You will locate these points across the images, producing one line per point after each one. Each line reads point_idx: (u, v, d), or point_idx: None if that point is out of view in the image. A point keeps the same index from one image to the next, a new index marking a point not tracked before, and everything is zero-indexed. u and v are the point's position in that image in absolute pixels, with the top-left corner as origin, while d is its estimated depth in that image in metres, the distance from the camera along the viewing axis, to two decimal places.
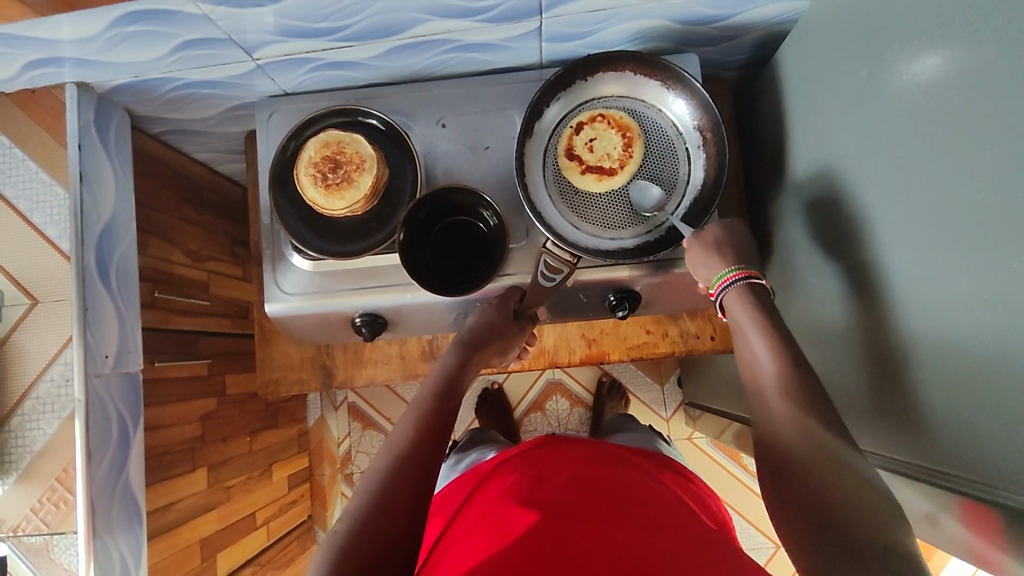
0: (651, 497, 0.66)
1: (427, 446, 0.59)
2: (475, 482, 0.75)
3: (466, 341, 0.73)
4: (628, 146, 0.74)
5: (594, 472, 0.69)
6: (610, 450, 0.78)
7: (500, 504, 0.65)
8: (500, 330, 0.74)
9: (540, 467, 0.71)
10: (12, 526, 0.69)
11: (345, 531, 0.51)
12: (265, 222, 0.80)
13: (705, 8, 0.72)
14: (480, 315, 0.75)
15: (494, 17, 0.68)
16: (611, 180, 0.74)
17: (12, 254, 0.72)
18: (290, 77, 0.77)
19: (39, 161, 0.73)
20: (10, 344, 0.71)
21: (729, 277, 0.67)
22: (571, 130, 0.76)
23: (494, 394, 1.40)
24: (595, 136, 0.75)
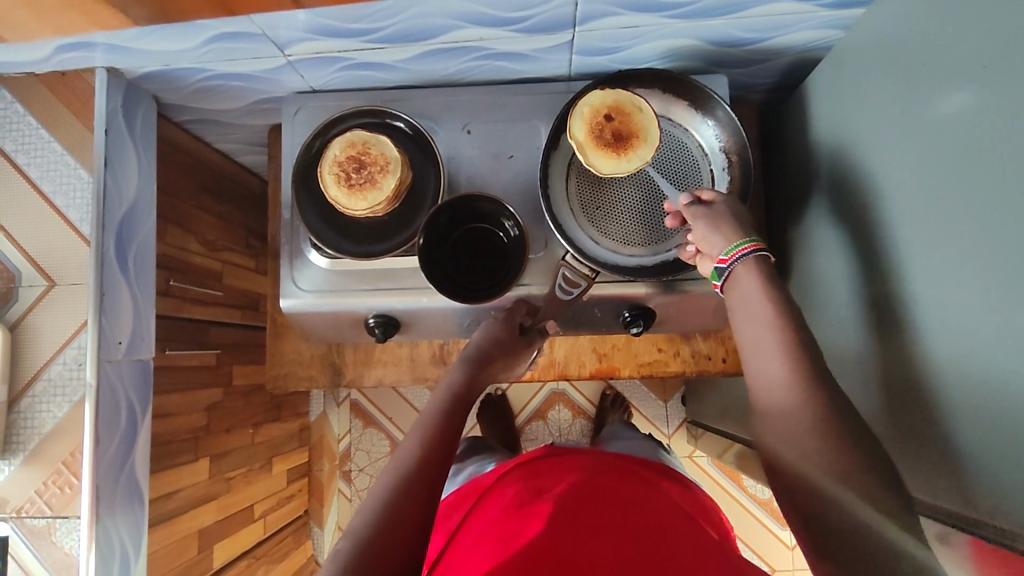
0: (653, 506, 0.66)
1: (431, 458, 0.59)
2: (478, 494, 0.75)
3: (473, 357, 0.72)
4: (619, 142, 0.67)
5: (595, 480, 0.69)
6: (611, 459, 0.77)
7: (502, 516, 0.65)
8: (507, 345, 0.74)
9: (540, 477, 0.71)
10: (16, 507, 0.68)
11: (350, 556, 0.50)
12: (286, 218, 0.80)
13: (736, 30, 0.73)
14: (486, 331, 0.74)
15: (526, 28, 0.69)
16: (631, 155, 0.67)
17: (31, 232, 0.71)
18: (319, 74, 0.78)
19: (64, 143, 0.73)
20: (25, 325, 0.70)
21: (742, 249, 0.61)
22: (592, 126, 0.68)
23: (497, 400, 1.40)
24: (605, 133, 0.67)
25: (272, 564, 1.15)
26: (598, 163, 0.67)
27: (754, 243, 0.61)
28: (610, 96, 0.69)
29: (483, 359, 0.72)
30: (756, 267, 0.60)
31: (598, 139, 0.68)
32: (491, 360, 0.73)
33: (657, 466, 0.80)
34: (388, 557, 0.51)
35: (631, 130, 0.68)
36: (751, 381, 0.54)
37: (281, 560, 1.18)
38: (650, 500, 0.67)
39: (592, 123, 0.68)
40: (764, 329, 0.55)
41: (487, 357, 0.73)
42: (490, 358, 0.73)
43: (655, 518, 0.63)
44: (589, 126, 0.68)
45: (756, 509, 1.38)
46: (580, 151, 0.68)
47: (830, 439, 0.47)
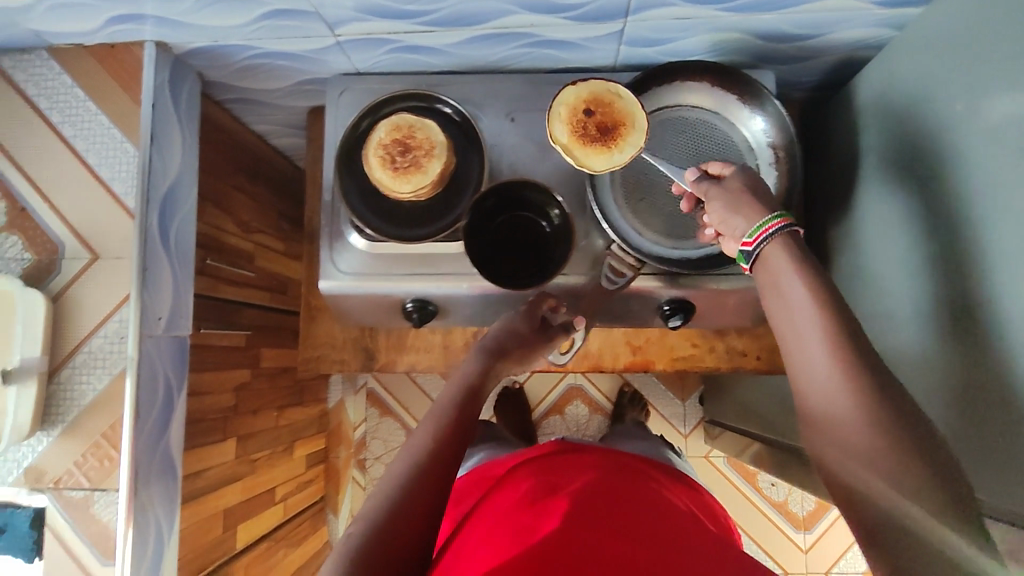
0: (666, 513, 0.65)
1: (447, 450, 0.58)
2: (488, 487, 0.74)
3: (493, 345, 0.70)
4: (607, 134, 0.67)
5: (609, 484, 0.68)
6: (624, 462, 0.77)
7: (516, 509, 0.64)
8: (524, 337, 0.73)
9: (554, 476, 0.70)
10: (54, 478, 0.68)
11: (358, 543, 0.50)
12: (326, 199, 0.80)
13: (786, 25, 0.72)
14: (505, 322, 0.72)
15: (577, 16, 0.69)
16: (621, 146, 0.67)
17: (76, 204, 0.71)
18: (365, 56, 0.77)
19: (111, 116, 0.73)
20: (67, 296, 0.69)
21: (771, 225, 0.54)
22: (572, 122, 0.67)
23: (515, 393, 1.40)
24: (588, 128, 0.67)
25: (291, 548, 1.14)
26: (591, 160, 0.66)
27: (781, 218, 0.54)
28: (586, 89, 0.68)
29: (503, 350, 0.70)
30: (786, 245, 0.53)
31: (582, 136, 0.67)
32: (510, 349, 0.71)
33: (667, 472, 0.80)
34: (399, 542, 0.51)
35: (615, 120, 0.67)
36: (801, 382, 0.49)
37: (299, 544, 1.18)
38: (663, 507, 0.66)
39: (571, 120, 0.67)
40: (812, 322, 0.49)
41: (508, 346, 0.71)
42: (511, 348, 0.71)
43: (669, 526, 0.62)
44: (569, 123, 0.67)
45: (772, 512, 1.37)
46: (567, 152, 0.67)
47: (876, 441, 0.44)
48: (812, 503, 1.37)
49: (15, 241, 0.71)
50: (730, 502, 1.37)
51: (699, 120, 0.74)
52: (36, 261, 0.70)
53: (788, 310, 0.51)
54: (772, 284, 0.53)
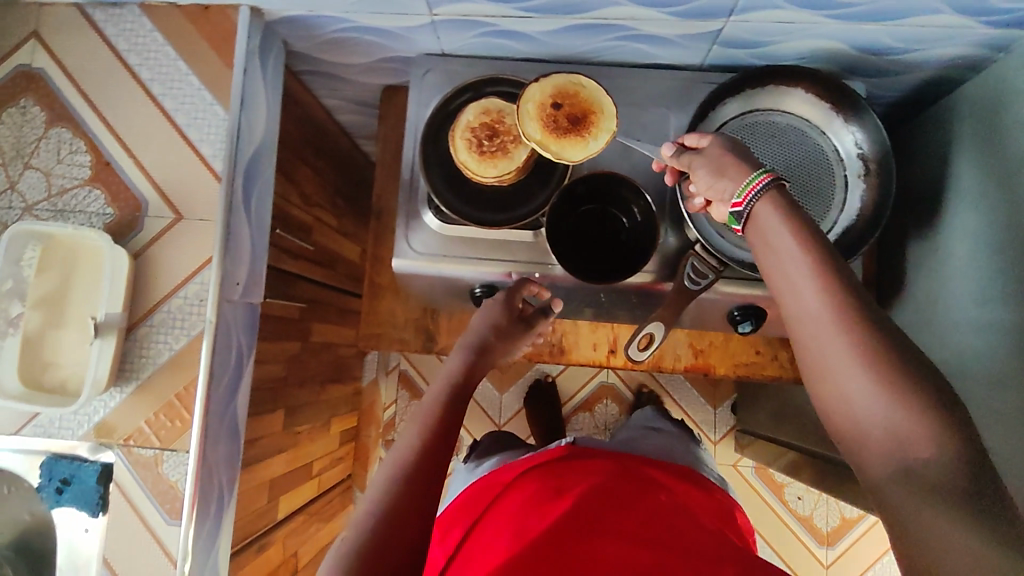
0: (677, 517, 0.63)
1: (441, 452, 0.55)
2: (493, 487, 0.72)
3: (474, 346, 0.68)
4: (578, 122, 0.67)
5: (615, 486, 0.66)
6: (638, 464, 0.74)
7: (523, 519, 0.62)
8: (508, 330, 0.71)
9: (558, 477, 0.69)
10: (125, 435, 0.68)
11: (352, 553, 0.47)
12: (405, 178, 0.80)
13: (889, 38, 0.71)
14: (487, 315, 0.71)
15: (682, 12, 0.68)
16: (592, 135, 0.67)
17: (162, 164, 0.71)
18: (455, 38, 0.77)
19: (201, 77, 0.72)
20: (148, 255, 0.70)
21: (755, 183, 0.51)
22: (541, 112, 0.67)
23: (548, 387, 1.39)
24: (559, 118, 0.67)
25: (322, 523, 1.15)
26: (566, 151, 0.67)
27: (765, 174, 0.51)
28: (549, 85, 0.68)
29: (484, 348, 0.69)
30: (776, 201, 0.50)
31: (556, 129, 0.67)
32: (489, 345, 0.69)
33: (685, 476, 0.77)
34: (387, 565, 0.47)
35: (582, 109, 0.68)
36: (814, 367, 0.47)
37: (329, 520, 1.18)
38: (674, 512, 0.64)
39: (539, 111, 0.67)
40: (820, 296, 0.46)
41: (486, 342, 0.69)
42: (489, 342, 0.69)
43: (677, 528, 0.60)
44: (539, 113, 0.67)
45: (795, 524, 1.37)
46: (543, 147, 0.67)
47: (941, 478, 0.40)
48: (836, 520, 1.37)
49: (98, 195, 0.71)
50: (754, 512, 1.37)
51: (789, 124, 0.73)
52: (118, 217, 0.70)
53: (783, 278, 0.48)
54: (763, 245, 0.50)
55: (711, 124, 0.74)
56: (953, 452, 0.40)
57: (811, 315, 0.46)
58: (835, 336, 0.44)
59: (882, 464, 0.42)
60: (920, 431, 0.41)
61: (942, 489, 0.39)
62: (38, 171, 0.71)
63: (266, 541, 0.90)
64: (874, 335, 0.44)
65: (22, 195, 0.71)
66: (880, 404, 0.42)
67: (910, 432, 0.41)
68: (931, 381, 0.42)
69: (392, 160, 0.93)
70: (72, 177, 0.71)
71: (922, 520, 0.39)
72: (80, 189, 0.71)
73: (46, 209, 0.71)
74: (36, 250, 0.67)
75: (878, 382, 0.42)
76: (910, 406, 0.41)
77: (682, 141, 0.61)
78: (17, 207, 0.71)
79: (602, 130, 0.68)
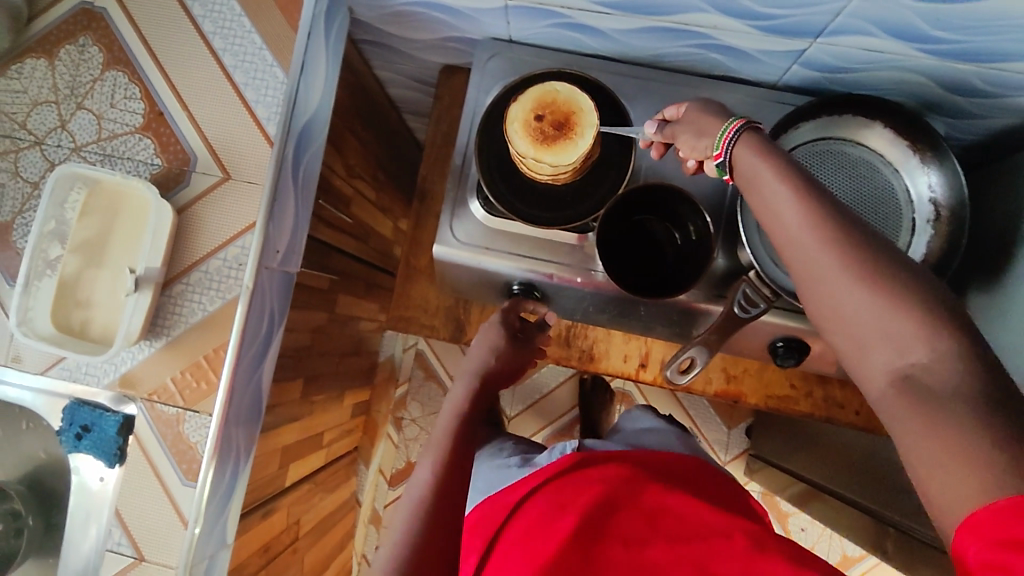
0: (691, 510, 0.59)
1: (446, 486, 0.68)
2: (501, 498, 0.66)
3: (477, 372, 0.80)
4: (565, 126, 0.67)
5: (625, 491, 0.61)
6: (640, 457, 0.71)
7: (522, 535, 0.59)
8: (506, 350, 0.81)
9: (566, 490, 0.62)
10: (149, 390, 0.68)
11: None
12: (456, 164, 0.78)
13: (978, 79, 0.67)
14: (488, 342, 0.81)
15: (770, 27, 0.64)
16: (582, 135, 0.66)
17: (215, 121, 0.70)
18: (526, 25, 0.74)
19: (264, 36, 0.70)
20: (191, 212, 0.69)
21: (728, 132, 0.53)
22: (524, 124, 0.67)
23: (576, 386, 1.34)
24: (542, 126, 0.67)
25: (326, 493, 1.15)
26: (558, 157, 0.66)
27: (732, 125, 0.53)
28: (529, 99, 0.68)
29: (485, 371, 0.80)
30: (750, 142, 0.52)
31: (545, 139, 0.67)
32: (492, 368, 0.80)
33: (701, 467, 0.73)
34: None
35: (568, 112, 0.67)
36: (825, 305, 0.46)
37: (333, 491, 1.19)
38: (690, 505, 0.60)
39: (521, 123, 0.67)
40: (803, 232, 0.46)
41: (489, 366, 0.80)
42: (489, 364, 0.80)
43: (692, 533, 0.56)
44: (523, 124, 0.67)
45: None
46: (538, 161, 0.66)
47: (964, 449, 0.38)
48: (837, 557, 1.35)
49: (148, 144, 0.70)
50: None
51: (861, 159, 0.71)
52: (166, 169, 0.69)
53: (768, 215, 0.49)
54: (746, 184, 0.51)
55: (785, 147, 0.71)
56: (944, 350, 0.41)
57: (794, 233, 0.47)
58: (818, 246, 0.45)
59: (880, 371, 0.43)
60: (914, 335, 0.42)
61: (948, 394, 0.40)
62: (90, 112, 0.70)
63: (270, 507, 0.89)
64: (855, 244, 0.45)
65: (72, 135, 0.70)
66: (870, 306, 0.43)
67: (902, 332, 0.42)
68: (939, 298, 0.43)
69: (442, 141, 0.91)
70: (123, 123, 0.70)
71: (929, 446, 0.39)
72: (130, 136, 0.70)
73: (95, 152, 0.70)
74: (82, 194, 0.66)
75: (864, 287, 0.43)
76: (900, 306, 0.42)
77: (663, 118, 0.65)
78: (65, 147, 0.70)
79: (590, 127, 0.66)
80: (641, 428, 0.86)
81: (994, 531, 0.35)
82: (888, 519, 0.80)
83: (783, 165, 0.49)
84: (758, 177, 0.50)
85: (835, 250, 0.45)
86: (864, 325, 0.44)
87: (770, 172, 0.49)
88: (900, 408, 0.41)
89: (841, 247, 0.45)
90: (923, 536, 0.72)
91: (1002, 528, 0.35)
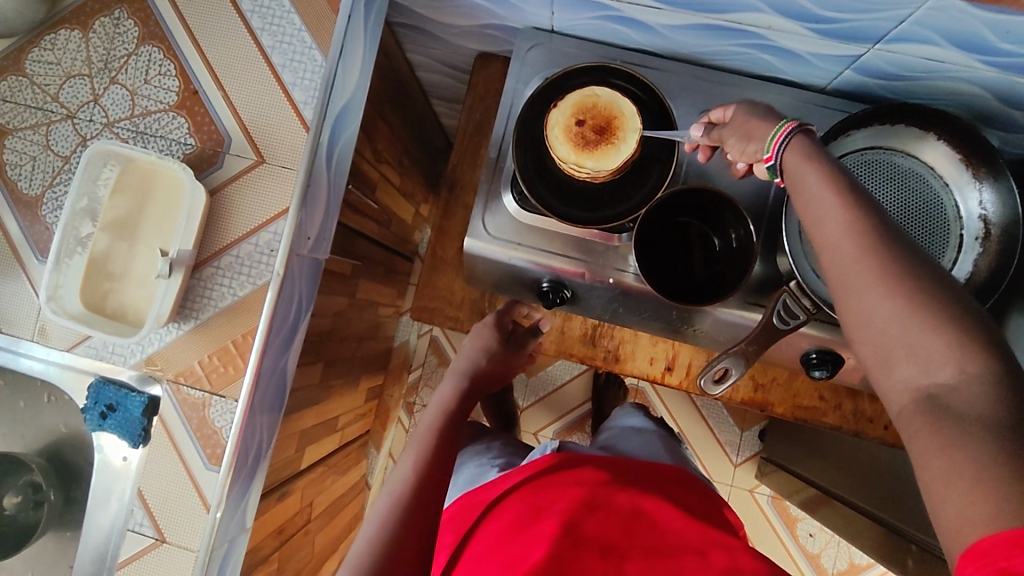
0: (668, 524, 0.59)
1: (431, 476, 0.60)
2: (474, 508, 0.67)
3: (465, 371, 0.75)
4: (607, 130, 0.66)
5: (602, 497, 0.61)
6: (623, 466, 0.70)
7: (505, 541, 0.57)
8: (496, 351, 0.78)
9: (539, 494, 0.62)
10: (176, 372, 0.68)
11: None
12: (491, 156, 0.76)
13: None
14: (476, 341, 0.78)
15: (827, 31, 0.62)
16: (624, 140, 0.66)
17: (250, 102, 0.68)
18: (572, 17, 0.72)
19: (303, 17, 0.68)
20: (224, 194, 0.67)
21: (781, 130, 0.51)
22: (564, 129, 0.66)
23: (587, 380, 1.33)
24: (584, 131, 0.66)
25: (338, 475, 1.15)
26: (600, 163, 0.65)
27: (784, 127, 0.51)
28: (568, 105, 0.67)
29: (475, 370, 0.75)
30: (801, 146, 0.49)
31: (586, 145, 0.66)
32: (479, 368, 0.76)
33: (681, 476, 0.71)
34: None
35: (609, 117, 0.66)
36: (861, 325, 0.43)
37: (344, 474, 1.19)
38: (666, 516, 0.60)
39: (561, 128, 0.66)
40: (851, 247, 0.43)
41: (476, 366, 0.76)
42: (479, 365, 0.76)
43: (665, 546, 0.56)
44: (563, 129, 0.66)
45: (801, 559, 1.35)
46: (580, 166, 0.66)
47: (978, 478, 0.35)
48: (844, 563, 1.35)
49: (181, 123, 0.68)
50: (761, 539, 1.36)
51: (910, 171, 0.69)
52: (199, 149, 0.68)
53: (814, 226, 0.46)
54: (795, 190, 0.48)
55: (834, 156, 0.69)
56: (975, 373, 0.38)
57: (835, 241, 0.44)
58: (861, 255, 0.43)
59: (906, 392, 0.41)
60: (945, 353, 0.39)
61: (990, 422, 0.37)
62: (123, 88, 0.69)
63: (287, 489, 0.89)
64: (897, 260, 0.42)
65: (105, 109, 0.69)
66: (899, 324, 0.41)
67: (931, 352, 0.39)
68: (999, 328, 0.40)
69: (474, 131, 0.89)
70: (157, 100, 0.68)
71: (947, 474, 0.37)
72: (164, 114, 0.68)
73: (128, 129, 0.69)
74: (114, 171, 0.65)
75: (903, 306, 0.40)
76: (932, 328, 0.40)
77: (710, 120, 0.63)
78: (97, 122, 0.69)
79: (633, 131, 0.66)
80: (629, 428, 0.87)
81: (994, 560, 0.33)
82: (907, 534, 0.78)
83: (835, 173, 0.46)
84: (808, 184, 0.47)
85: (883, 267, 0.42)
86: (891, 343, 0.41)
87: (821, 179, 0.46)
88: (919, 432, 0.39)
89: (883, 263, 0.42)
90: (940, 554, 0.71)
91: (1002, 558, 0.33)
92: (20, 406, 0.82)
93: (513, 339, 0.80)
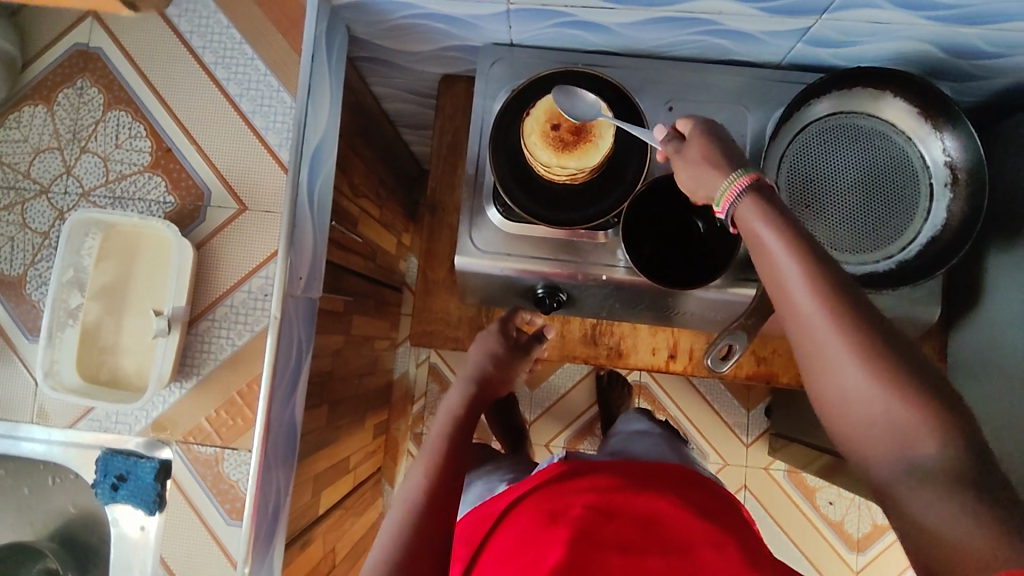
0: (682, 522, 0.59)
1: (442, 488, 0.59)
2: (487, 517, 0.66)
3: (473, 377, 0.75)
4: (583, 129, 0.69)
5: (619, 503, 0.60)
6: (633, 467, 0.69)
7: (522, 544, 0.56)
8: (502, 360, 0.78)
9: (555, 498, 0.62)
10: (184, 432, 0.67)
11: None
12: (470, 172, 0.77)
13: (980, 41, 0.67)
14: (485, 348, 0.78)
15: (774, 9, 0.64)
16: (600, 135, 0.69)
17: (225, 153, 0.68)
18: (529, 28, 0.73)
19: (266, 62, 0.68)
20: (210, 247, 0.68)
21: (731, 191, 0.49)
22: (541, 133, 0.69)
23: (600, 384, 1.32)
24: (560, 133, 0.69)
25: (356, 517, 1.14)
26: (580, 162, 0.69)
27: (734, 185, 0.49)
28: (541, 111, 0.70)
29: (482, 379, 0.75)
30: (753, 202, 0.48)
31: (565, 147, 0.69)
32: (489, 375, 0.75)
33: (686, 475, 0.69)
34: None
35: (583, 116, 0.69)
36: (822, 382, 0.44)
37: (362, 514, 1.17)
38: (681, 515, 0.59)
39: (538, 134, 0.69)
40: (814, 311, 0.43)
41: (485, 372, 0.75)
42: (486, 371, 0.76)
43: (684, 546, 0.56)
44: (540, 134, 0.69)
45: (825, 529, 1.36)
46: (562, 167, 0.69)
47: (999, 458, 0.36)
48: (867, 526, 1.36)
49: (158, 182, 0.68)
50: (784, 515, 1.36)
51: (874, 130, 0.72)
52: (180, 206, 0.68)
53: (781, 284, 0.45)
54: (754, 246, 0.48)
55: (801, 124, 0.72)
56: None
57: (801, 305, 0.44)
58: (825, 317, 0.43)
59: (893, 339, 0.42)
60: None
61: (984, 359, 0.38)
62: (95, 155, 0.68)
63: (308, 536, 0.87)
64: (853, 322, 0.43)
65: (79, 180, 0.68)
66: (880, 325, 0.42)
67: None
68: None
69: (448, 153, 0.90)
70: (131, 163, 0.68)
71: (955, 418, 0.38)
72: (140, 176, 0.68)
73: (104, 196, 0.68)
74: (96, 240, 0.65)
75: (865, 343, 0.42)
76: None
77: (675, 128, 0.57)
78: (73, 193, 0.69)
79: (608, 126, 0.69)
80: (633, 433, 0.88)
81: None
82: None
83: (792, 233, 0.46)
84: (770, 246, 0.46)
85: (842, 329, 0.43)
86: None
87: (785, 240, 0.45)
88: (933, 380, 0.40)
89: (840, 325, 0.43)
90: None
91: None
92: (24, 493, 0.80)
93: (517, 349, 0.79)
